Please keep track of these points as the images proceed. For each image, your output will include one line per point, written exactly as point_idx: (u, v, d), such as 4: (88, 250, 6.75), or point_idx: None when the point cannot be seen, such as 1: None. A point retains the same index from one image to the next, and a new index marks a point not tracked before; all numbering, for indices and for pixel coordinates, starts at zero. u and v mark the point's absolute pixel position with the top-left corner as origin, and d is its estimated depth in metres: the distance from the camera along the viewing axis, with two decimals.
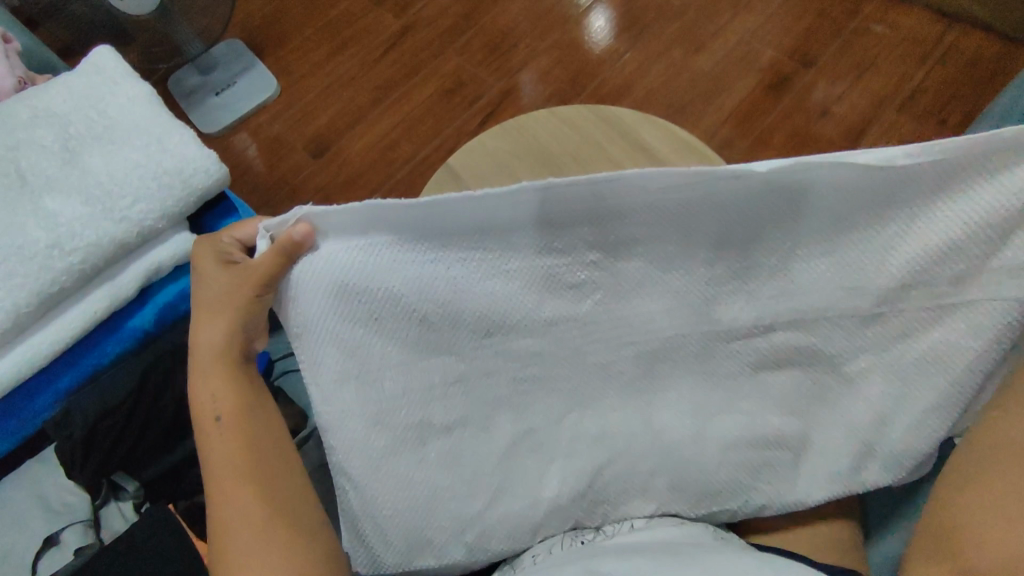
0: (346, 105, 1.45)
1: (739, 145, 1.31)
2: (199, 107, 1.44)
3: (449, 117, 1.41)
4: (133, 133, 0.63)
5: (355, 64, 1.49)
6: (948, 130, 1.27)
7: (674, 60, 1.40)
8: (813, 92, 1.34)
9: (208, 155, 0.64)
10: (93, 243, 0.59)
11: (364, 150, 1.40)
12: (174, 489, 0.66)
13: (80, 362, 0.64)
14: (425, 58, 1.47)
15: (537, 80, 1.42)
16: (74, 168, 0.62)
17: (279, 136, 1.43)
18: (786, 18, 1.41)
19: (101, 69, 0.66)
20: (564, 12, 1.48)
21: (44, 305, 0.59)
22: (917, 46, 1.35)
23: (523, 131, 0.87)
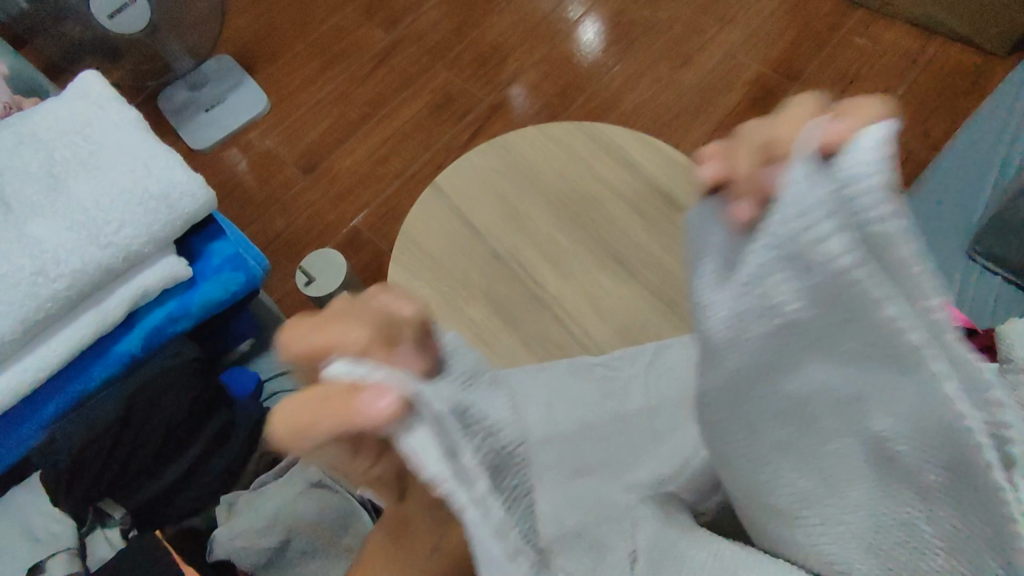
0: (335, 120, 1.45)
1: None
2: (188, 124, 1.44)
3: (438, 132, 1.42)
4: (119, 157, 0.63)
5: (344, 79, 1.49)
6: (930, 141, 1.29)
7: (662, 74, 1.42)
8: (799, 105, 1.36)
9: (196, 179, 0.64)
10: (79, 269, 0.59)
11: (353, 166, 1.40)
12: (163, 514, 0.66)
13: (66, 388, 0.63)
14: (414, 73, 1.48)
15: (526, 95, 1.43)
16: (60, 193, 0.62)
17: (268, 151, 1.43)
18: (771, 32, 1.43)
19: (87, 93, 0.66)
20: (552, 26, 1.49)
21: (30, 333, 0.58)
22: (899, 59, 1.37)
23: (510, 149, 0.88)
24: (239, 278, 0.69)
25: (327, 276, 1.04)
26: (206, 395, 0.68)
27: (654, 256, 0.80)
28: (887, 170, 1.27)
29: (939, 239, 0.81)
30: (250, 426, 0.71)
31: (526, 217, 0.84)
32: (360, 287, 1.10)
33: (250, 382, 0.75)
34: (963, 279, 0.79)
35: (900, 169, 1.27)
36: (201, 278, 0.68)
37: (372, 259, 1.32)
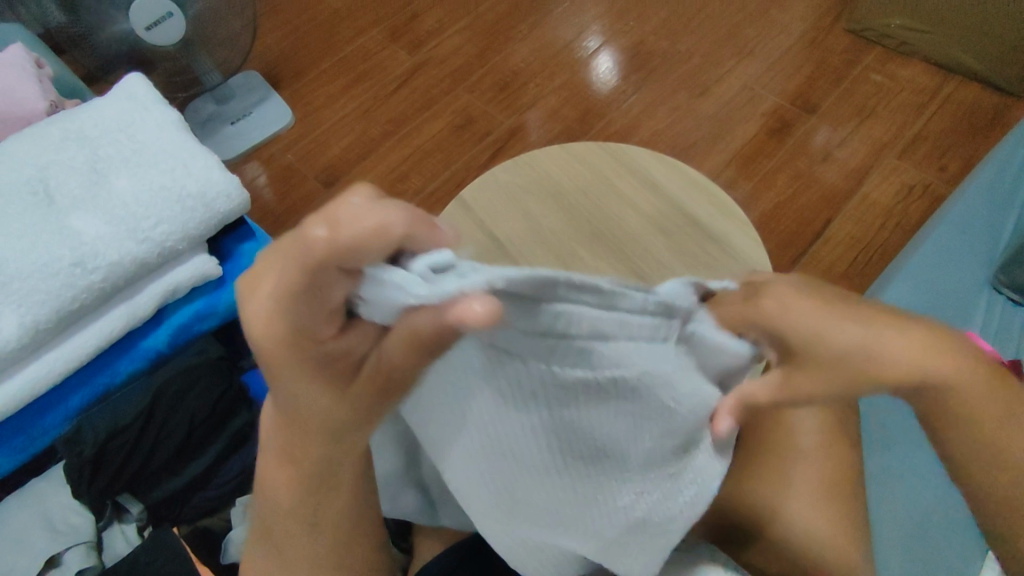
0: (358, 137, 1.48)
1: (743, 186, 1.33)
2: (213, 136, 1.47)
3: (459, 151, 1.44)
4: (159, 157, 0.65)
5: (367, 97, 1.53)
6: (947, 177, 1.30)
7: (679, 104, 1.44)
8: (816, 138, 1.37)
9: (232, 179, 0.65)
10: (115, 262, 0.60)
11: (374, 181, 1.42)
12: (176, 513, 0.66)
13: (92, 381, 0.63)
14: (436, 94, 1.51)
15: (544, 119, 1.46)
16: (101, 188, 0.63)
17: (290, 165, 1.46)
18: (788, 66, 1.46)
19: (131, 94, 0.68)
20: (570, 55, 1.53)
21: (61, 322, 0.59)
22: (915, 96, 1.39)
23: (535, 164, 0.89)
24: None
25: None
26: (230, 393, 0.67)
27: (676, 274, 0.80)
28: (903, 204, 1.28)
29: (960, 269, 0.81)
30: None
31: (549, 232, 0.85)
32: None
33: None
34: (986, 309, 0.79)
35: (917, 203, 1.28)
36: (230, 278, 0.69)
37: None
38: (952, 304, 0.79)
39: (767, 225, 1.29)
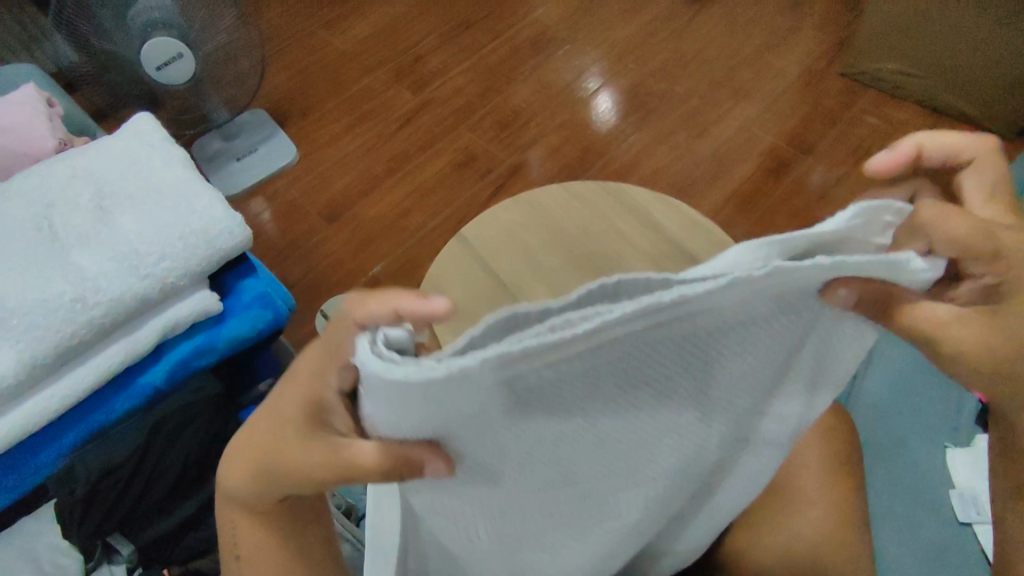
0: (361, 174, 1.50)
1: (741, 225, 1.35)
2: (218, 172, 1.49)
3: (460, 189, 1.46)
4: (163, 194, 0.66)
5: (371, 135, 1.56)
6: None
7: (678, 143, 1.47)
8: (813, 177, 1.39)
9: (235, 216, 0.66)
10: (116, 298, 0.60)
11: (376, 218, 1.44)
12: (167, 555, 0.65)
13: (86, 419, 0.62)
14: (439, 132, 1.54)
15: (544, 158, 1.48)
16: (105, 225, 0.63)
17: (293, 201, 1.48)
18: (784, 108, 1.49)
19: (139, 133, 0.70)
20: (571, 96, 1.56)
21: (59, 357, 0.59)
22: (909, 138, 1.42)
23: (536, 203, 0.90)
24: (266, 316, 0.70)
25: None
26: (226, 430, 0.67)
27: None
28: None
29: None
30: None
31: (548, 269, 0.85)
32: None
33: None
34: None
35: None
36: (230, 313, 0.69)
37: None
38: None
39: None
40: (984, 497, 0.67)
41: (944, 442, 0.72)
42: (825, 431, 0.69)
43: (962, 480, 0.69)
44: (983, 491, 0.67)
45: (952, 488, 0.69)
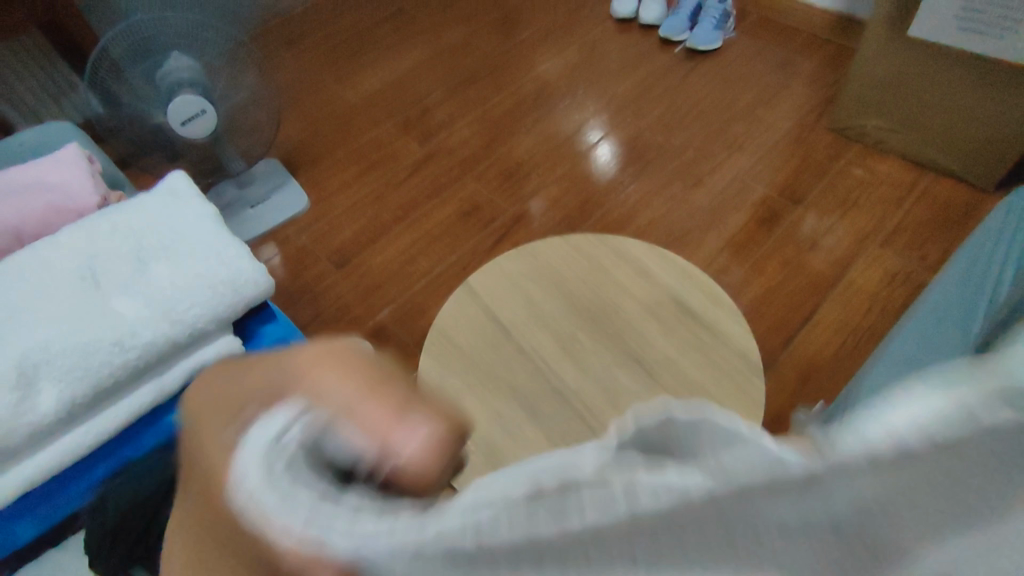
0: (370, 221, 1.57)
1: (735, 272, 1.41)
2: (234, 219, 1.56)
3: (465, 236, 1.52)
4: (195, 246, 0.71)
5: (380, 185, 1.63)
6: (928, 265, 1.37)
7: (673, 193, 1.54)
8: (802, 227, 1.46)
9: (259, 267, 0.72)
10: (150, 341, 0.65)
11: (384, 263, 1.50)
12: None
13: (118, 452, 0.66)
14: (445, 182, 1.62)
15: (546, 206, 1.55)
16: (142, 274, 0.69)
17: (305, 247, 1.54)
18: (774, 161, 1.57)
19: (174, 190, 0.76)
20: (571, 148, 1.65)
21: (95, 397, 0.63)
22: (893, 190, 1.49)
23: (537, 256, 0.96)
24: None
25: None
26: None
27: (669, 358, 0.85)
28: (887, 290, 1.34)
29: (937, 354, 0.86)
30: None
31: (549, 317, 0.90)
32: None
33: None
34: None
35: (901, 290, 1.34)
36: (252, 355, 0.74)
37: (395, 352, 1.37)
38: None
39: (758, 308, 1.35)
40: None
41: None
42: None
43: None
44: None
45: None
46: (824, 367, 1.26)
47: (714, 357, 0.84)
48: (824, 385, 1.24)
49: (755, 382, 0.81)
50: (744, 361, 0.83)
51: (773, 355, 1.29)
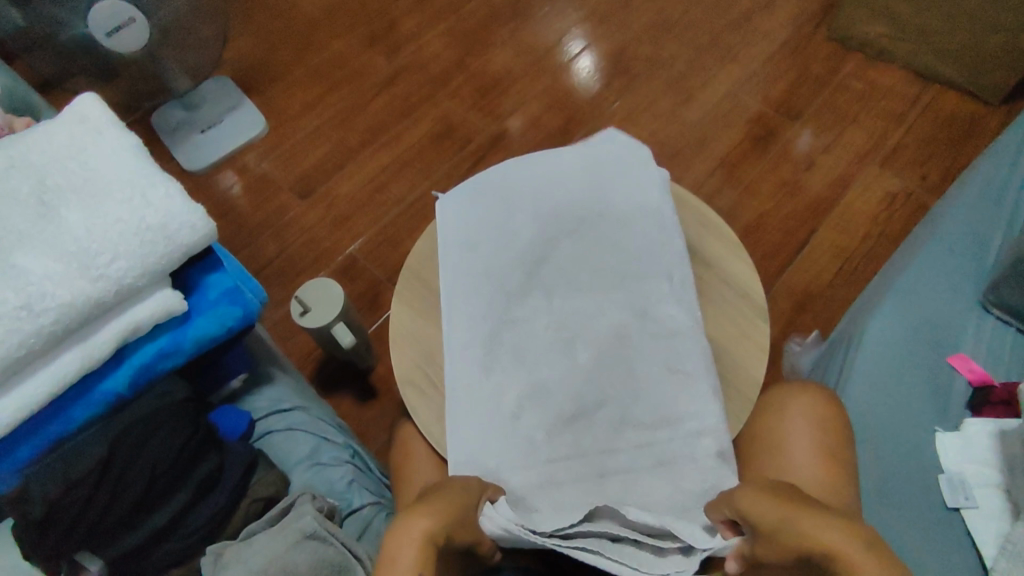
0: (335, 146, 1.43)
1: (727, 195, 1.32)
2: (183, 144, 1.42)
3: (440, 160, 1.40)
4: (114, 186, 0.60)
5: (344, 105, 1.48)
6: (930, 185, 1.30)
7: (663, 111, 1.42)
8: (799, 145, 1.36)
9: (195, 209, 0.61)
10: (67, 303, 0.55)
11: (352, 193, 1.38)
12: (138, 567, 0.62)
13: (40, 432, 0.57)
14: (416, 101, 1.47)
15: (526, 126, 1.43)
16: (52, 223, 0.58)
17: (265, 175, 1.41)
18: (771, 72, 1.45)
19: (83, 116, 0.64)
20: (553, 60, 1.50)
21: (5, 371, 0.54)
22: (896, 103, 1.39)
23: (511, 199, 0.79)
24: (235, 311, 0.66)
25: (323, 307, 1.04)
26: (195, 439, 0.65)
27: None
28: (886, 213, 1.28)
29: (950, 288, 0.80)
30: (238, 472, 0.68)
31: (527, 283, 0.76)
32: (356, 318, 1.10)
33: (242, 422, 0.74)
34: (977, 328, 0.78)
35: (901, 212, 1.27)
36: (195, 311, 0.65)
37: (368, 288, 1.29)
38: (943, 327, 0.78)
39: (752, 234, 1.28)
40: (969, 482, 0.68)
41: (933, 425, 0.72)
42: (819, 421, 0.68)
43: (950, 463, 0.69)
44: (969, 475, 0.68)
45: (941, 472, 0.69)
46: (818, 295, 1.21)
47: (714, 298, 0.77)
48: (817, 313, 1.19)
49: (760, 325, 0.75)
50: (747, 302, 0.76)
51: (767, 282, 1.23)
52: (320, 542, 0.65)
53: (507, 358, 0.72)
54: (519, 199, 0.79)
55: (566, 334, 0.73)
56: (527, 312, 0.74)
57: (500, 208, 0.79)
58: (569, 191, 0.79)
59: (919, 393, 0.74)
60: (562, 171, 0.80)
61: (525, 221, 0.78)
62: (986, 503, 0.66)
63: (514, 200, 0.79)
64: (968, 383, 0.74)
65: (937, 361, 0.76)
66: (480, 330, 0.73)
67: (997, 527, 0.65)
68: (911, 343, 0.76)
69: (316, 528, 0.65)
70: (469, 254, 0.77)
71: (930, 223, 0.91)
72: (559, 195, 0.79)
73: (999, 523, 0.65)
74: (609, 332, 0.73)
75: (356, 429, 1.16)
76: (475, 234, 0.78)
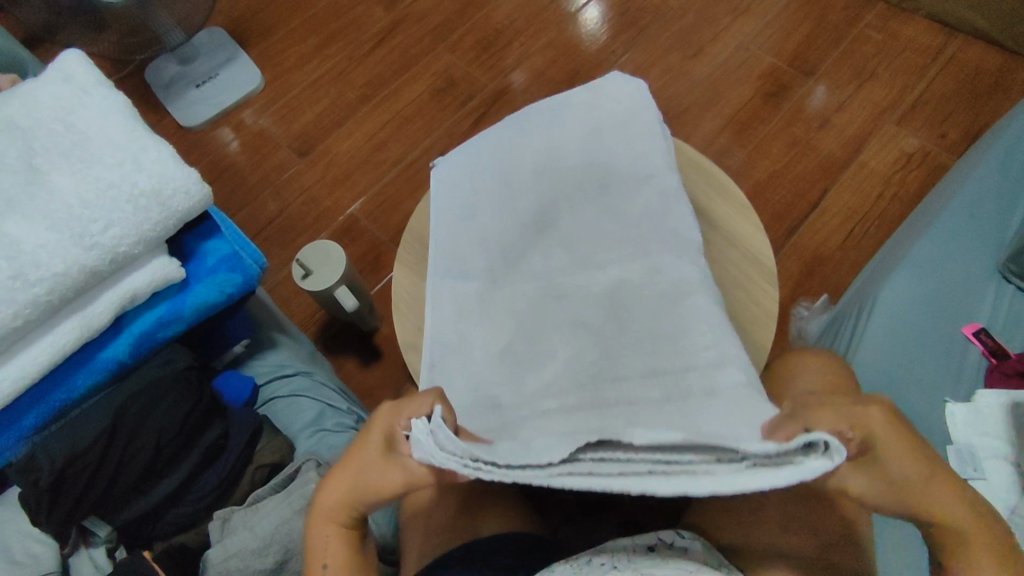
0: (333, 102, 1.39)
1: (737, 154, 1.28)
2: (177, 100, 1.38)
3: (441, 117, 1.36)
4: (105, 149, 0.59)
5: (342, 58, 1.43)
6: (948, 144, 1.25)
7: (673, 65, 1.36)
8: (813, 101, 1.31)
9: (189, 173, 0.59)
10: (62, 272, 0.53)
11: (351, 150, 1.34)
12: (150, 531, 0.63)
13: (46, 399, 0.57)
14: (416, 54, 1.41)
15: (530, 80, 1.37)
16: (41, 188, 0.57)
17: (262, 131, 1.37)
18: (786, 24, 1.38)
19: (68, 74, 0.62)
20: (558, 11, 1.43)
21: (4, 341, 0.53)
22: (918, 56, 1.33)
23: (509, 151, 0.77)
24: (235, 278, 0.65)
25: (324, 269, 1.02)
26: (200, 408, 0.64)
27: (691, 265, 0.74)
28: (901, 172, 1.24)
29: (968, 255, 0.78)
30: (245, 438, 0.68)
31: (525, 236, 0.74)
32: (358, 280, 1.09)
33: (245, 389, 0.74)
34: (995, 298, 0.76)
35: (916, 172, 1.24)
36: (194, 278, 0.64)
37: (370, 249, 1.26)
38: (958, 296, 0.76)
39: (761, 195, 1.24)
40: (979, 452, 0.67)
41: (945, 397, 0.71)
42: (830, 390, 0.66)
43: (961, 435, 0.68)
44: (980, 445, 0.67)
45: (950, 444, 0.68)
46: (828, 259, 1.18)
47: (723, 264, 0.75)
48: (827, 276, 1.17)
49: (770, 291, 0.72)
50: (757, 267, 0.74)
51: (776, 245, 1.20)
52: None
53: (501, 313, 0.70)
54: (520, 155, 0.77)
55: (556, 286, 0.71)
56: (522, 261, 0.73)
57: (497, 162, 0.77)
58: (569, 149, 0.76)
59: (928, 365, 0.73)
60: (569, 124, 0.78)
61: (524, 177, 0.76)
62: (996, 473, 0.66)
63: (514, 156, 0.77)
64: (983, 355, 0.73)
65: (952, 332, 0.74)
66: (476, 276, 0.72)
67: (1005, 498, 0.65)
68: (924, 312, 0.75)
69: None
70: (466, 209, 0.76)
71: (947, 186, 0.88)
72: (561, 148, 0.76)
73: (1007, 494, 0.65)
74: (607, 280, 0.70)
75: (360, 390, 1.16)
76: (473, 189, 0.77)
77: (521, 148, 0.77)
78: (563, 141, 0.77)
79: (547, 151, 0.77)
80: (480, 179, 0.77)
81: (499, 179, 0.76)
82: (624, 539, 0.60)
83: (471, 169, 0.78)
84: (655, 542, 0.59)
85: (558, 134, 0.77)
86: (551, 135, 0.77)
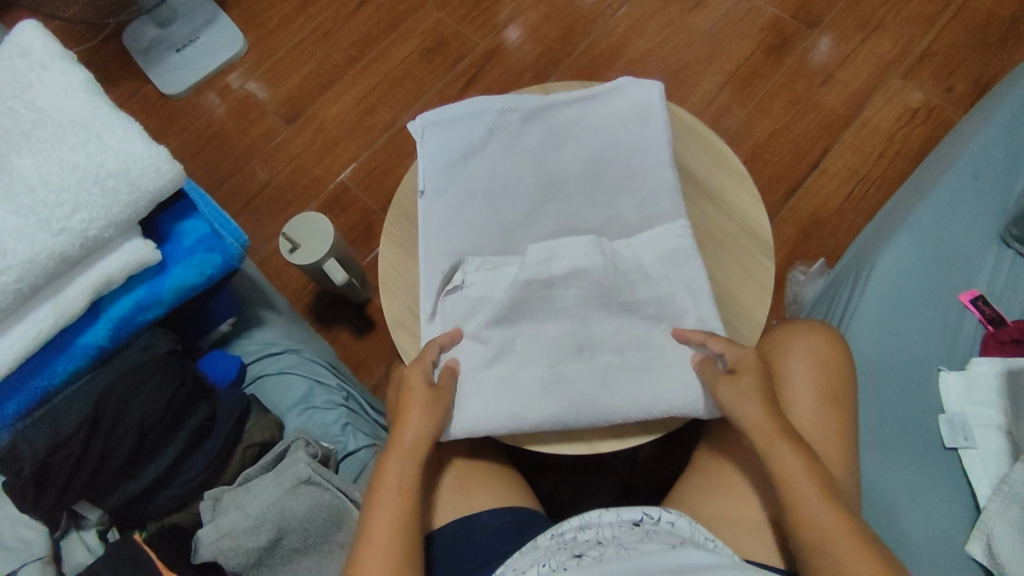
0: (319, 64, 1.34)
1: (737, 113, 1.24)
2: (158, 65, 1.33)
3: (430, 79, 1.31)
4: (67, 127, 0.56)
5: (327, 18, 1.37)
6: (955, 99, 1.21)
7: (671, 18, 1.31)
8: (816, 55, 1.26)
9: (157, 152, 0.57)
10: (28, 259, 0.52)
11: (339, 116, 1.30)
12: (143, 512, 0.63)
13: (24, 387, 0.57)
14: (404, 11, 1.36)
15: (523, 37, 1.32)
16: (5, 171, 0.55)
17: (247, 97, 1.33)
18: None
19: (24, 47, 0.59)
20: None
21: None
22: (927, 5, 1.27)
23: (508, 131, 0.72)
24: (214, 259, 0.63)
25: (313, 242, 1.00)
26: (184, 391, 0.64)
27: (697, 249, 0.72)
28: (903, 129, 1.20)
29: (970, 220, 0.75)
30: (233, 420, 0.68)
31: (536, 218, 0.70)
32: (349, 252, 1.07)
33: (231, 369, 0.74)
34: (995, 264, 0.74)
35: (920, 129, 1.20)
36: (171, 261, 0.62)
37: (361, 218, 1.24)
38: (957, 263, 0.74)
39: (759, 155, 1.21)
40: (971, 422, 0.67)
41: (938, 364, 0.70)
42: (822, 362, 0.66)
43: (953, 405, 0.68)
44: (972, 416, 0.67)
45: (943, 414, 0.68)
46: (825, 222, 1.16)
47: (718, 234, 0.73)
48: (824, 239, 1.15)
49: (764, 263, 0.71)
50: (752, 238, 0.72)
51: (773, 209, 1.18)
52: (316, 486, 0.65)
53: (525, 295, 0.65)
54: (518, 135, 0.72)
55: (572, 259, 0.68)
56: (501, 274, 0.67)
57: (494, 142, 0.72)
58: (572, 127, 0.72)
59: (920, 334, 0.72)
60: (569, 102, 0.72)
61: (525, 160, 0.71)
62: (987, 443, 0.66)
63: (512, 137, 0.72)
64: (979, 323, 0.71)
65: (949, 299, 0.73)
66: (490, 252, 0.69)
67: (995, 468, 0.65)
68: (920, 278, 0.73)
69: (311, 474, 0.65)
70: (466, 196, 0.71)
71: (953, 146, 0.85)
72: (563, 126, 0.72)
73: (997, 464, 0.65)
74: (585, 302, 0.65)
75: (355, 362, 1.16)
76: (468, 172, 0.71)
77: (518, 127, 0.72)
78: (565, 122, 0.72)
79: (547, 129, 0.72)
80: (475, 162, 0.71)
81: (497, 162, 0.71)
82: (607, 513, 0.59)
83: (466, 150, 0.72)
84: (640, 516, 0.59)
85: (558, 112, 0.72)
86: (552, 113, 0.72)
